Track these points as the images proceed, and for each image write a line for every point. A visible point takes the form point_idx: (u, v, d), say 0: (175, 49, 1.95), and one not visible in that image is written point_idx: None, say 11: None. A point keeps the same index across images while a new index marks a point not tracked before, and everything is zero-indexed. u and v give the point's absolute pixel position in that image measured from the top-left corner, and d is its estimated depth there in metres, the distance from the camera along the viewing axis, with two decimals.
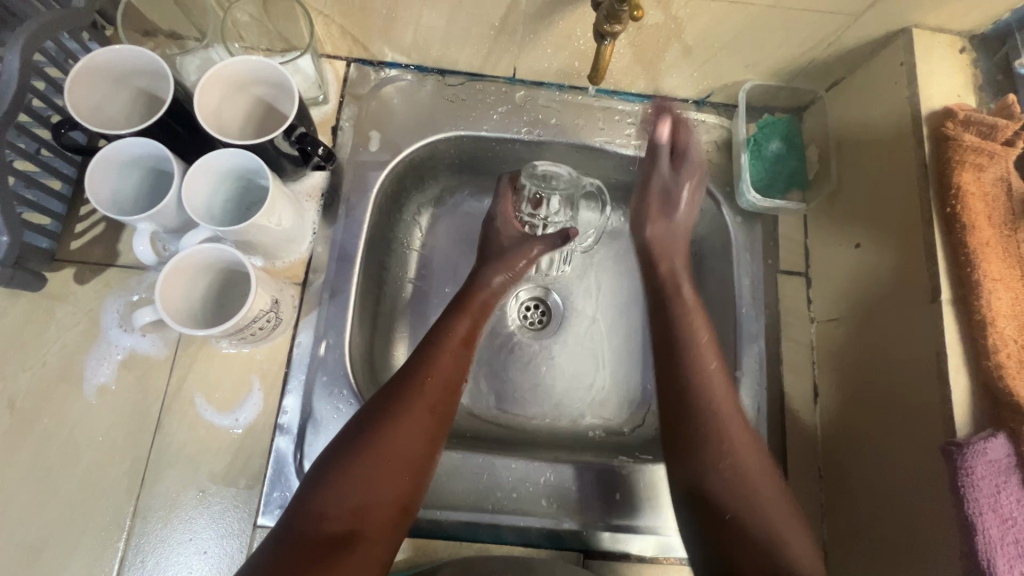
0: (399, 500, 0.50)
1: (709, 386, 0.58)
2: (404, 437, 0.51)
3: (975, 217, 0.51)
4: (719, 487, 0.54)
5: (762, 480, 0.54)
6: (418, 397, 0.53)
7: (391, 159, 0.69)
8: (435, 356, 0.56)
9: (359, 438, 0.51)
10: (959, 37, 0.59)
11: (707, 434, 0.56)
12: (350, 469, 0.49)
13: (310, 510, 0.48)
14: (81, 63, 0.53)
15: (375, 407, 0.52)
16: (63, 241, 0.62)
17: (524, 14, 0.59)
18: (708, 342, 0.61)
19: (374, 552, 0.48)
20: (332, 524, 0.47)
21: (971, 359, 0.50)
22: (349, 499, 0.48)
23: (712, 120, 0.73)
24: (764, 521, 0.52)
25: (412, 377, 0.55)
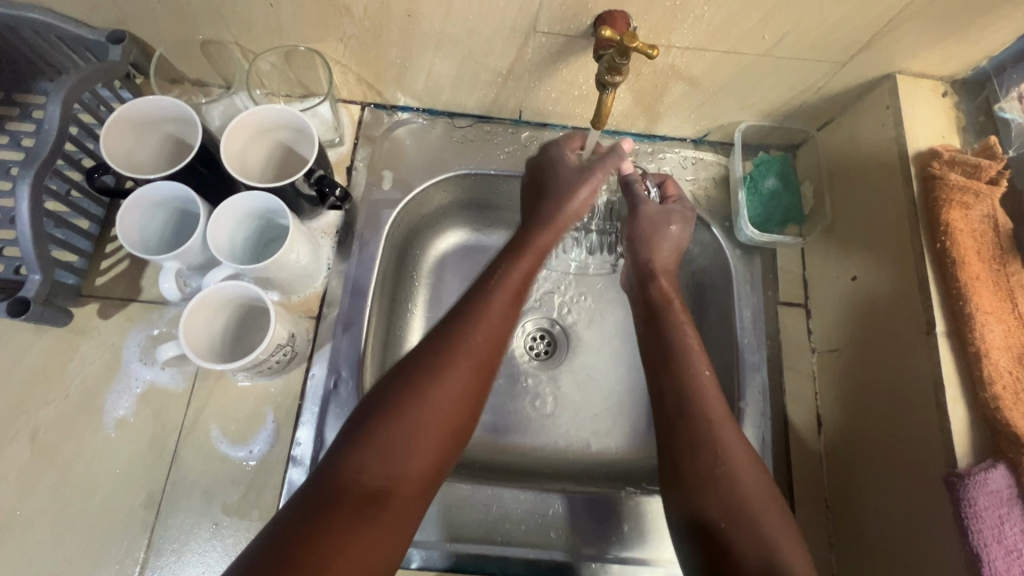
0: (439, 455, 0.49)
1: (704, 408, 0.55)
2: (451, 396, 0.50)
3: (965, 252, 0.53)
4: (705, 487, 0.51)
5: (749, 470, 0.52)
6: (468, 358, 0.52)
7: (403, 197, 0.72)
8: (490, 314, 0.54)
9: (405, 391, 0.49)
10: (942, 82, 0.63)
11: (703, 421, 0.54)
12: (393, 423, 0.47)
13: (349, 463, 0.46)
14: (117, 112, 0.57)
15: (423, 363, 0.51)
16: (89, 278, 0.65)
17: (530, 62, 0.63)
18: (697, 349, 0.60)
19: (406, 512, 0.47)
20: (373, 477, 0.45)
21: (969, 392, 0.51)
22: (391, 452, 0.46)
23: (710, 158, 0.76)
24: (751, 501, 0.50)
25: (465, 327, 0.53)
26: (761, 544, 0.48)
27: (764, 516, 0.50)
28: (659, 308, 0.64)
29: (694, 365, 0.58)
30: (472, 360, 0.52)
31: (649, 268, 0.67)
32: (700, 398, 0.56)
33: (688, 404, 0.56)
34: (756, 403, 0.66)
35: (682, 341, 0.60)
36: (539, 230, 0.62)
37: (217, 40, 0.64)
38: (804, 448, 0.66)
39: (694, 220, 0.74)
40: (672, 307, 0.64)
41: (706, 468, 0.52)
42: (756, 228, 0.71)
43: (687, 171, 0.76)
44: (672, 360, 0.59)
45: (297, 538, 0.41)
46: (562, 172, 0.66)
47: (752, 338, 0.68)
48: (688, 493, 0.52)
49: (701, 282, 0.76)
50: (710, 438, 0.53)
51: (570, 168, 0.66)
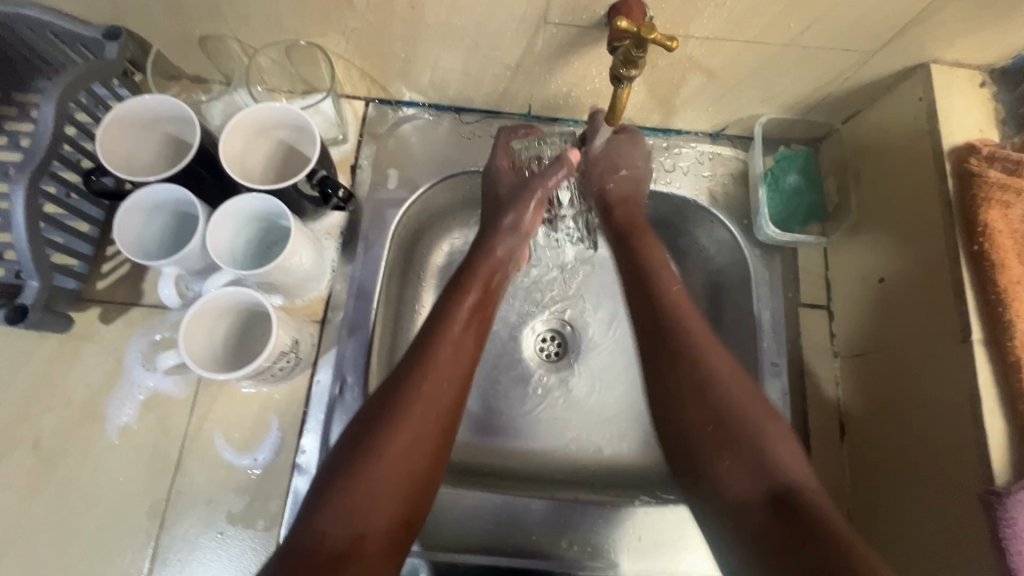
0: (405, 511, 0.47)
1: (679, 322, 0.54)
2: (410, 443, 0.48)
3: (1005, 255, 0.50)
4: (691, 398, 0.50)
5: (733, 378, 0.50)
6: (422, 399, 0.50)
7: (409, 197, 0.69)
8: (438, 351, 0.53)
9: (360, 444, 0.48)
10: (979, 71, 0.59)
11: (679, 334, 0.53)
12: (353, 479, 0.46)
13: (312, 528, 0.44)
14: (114, 112, 0.55)
15: (376, 411, 0.50)
16: (90, 282, 0.63)
17: (540, 55, 0.60)
18: (669, 271, 0.59)
19: (378, 571, 0.44)
20: (335, 542, 0.44)
21: (1007, 404, 0.48)
22: (350, 514, 0.45)
23: (728, 152, 0.73)
24: (744, 412, 0.49)
25: (415, 375, 0.51)
26: (739, 442, 0.47)
27: (759, 426, 0.48)
28: (626, 233, 0.63)
29: (664, 278, 0.58)
30: (426, 411, 0.50)
31: (608, 198, 0.66)
32: (666, 297, 0.56)
33: (663, 321, 0.54)
34: (776, 411, 0.63)
35: (653, 267, 0.59)
36: (487, 260, 0.62)
37: (215, 35, 0.61)
38: (826, 456, 0.63)
39: (711, 218, 0.71)
40: (639, 229, 0.63)
41: (690, 381, 0.50)
42: (776, 227, 0.68)
43: (703, 167, 0.72)
44: (653, 280, 0.57)
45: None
46: (500, 191, 0.66)
47: (773, 341, 0.65)
48: (675, 406, 0.50)
49: (719, 282, 0.73)
50: (679, 336, 0.53)
51: (507, 183, 0.66)
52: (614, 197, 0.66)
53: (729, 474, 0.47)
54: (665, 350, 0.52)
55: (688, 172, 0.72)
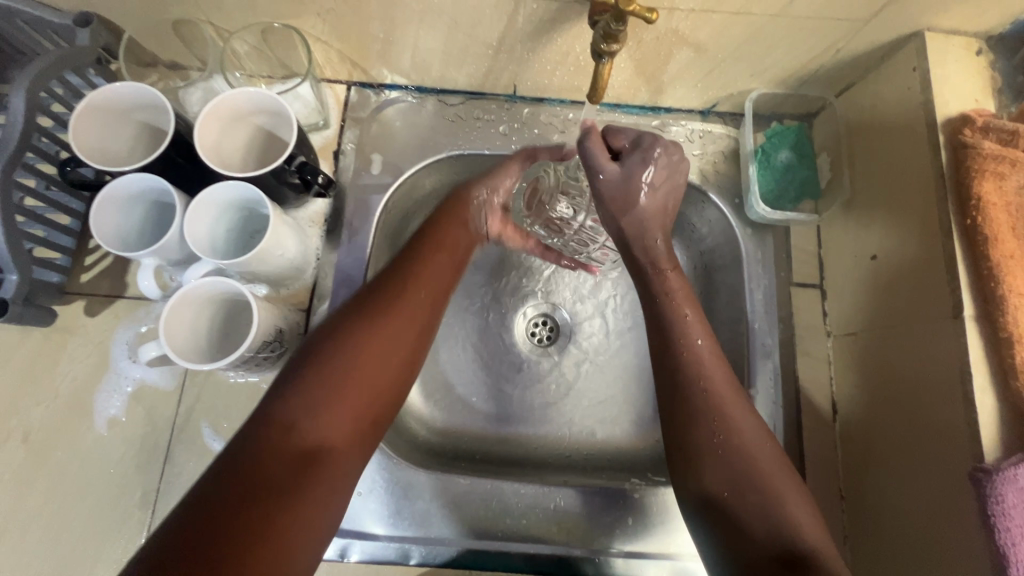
0: (374, 413, 0.47)
1: (717, 397, 0.52)
2: (383, 353, 0.49)
3: (998, 229, 0.49)
4: (712, 463, 0.49)
5: (769, 457, 0.49)
6: (393, 311, 0.51)
7: (394, 182, 0.68)
8: (408, 274, 0.54)
9: (326, 347, 0.47)
10: (976, 38, 0.57)
11: (719, 412, 0.51)
12: (323, 378, 0.45)
13: (277, 418, 0.43)
14: (83, 103, 0.54)
15: (345, 320, 0.49)
16: (73, 275, 0.63)
17: (521, 32, 0.58)
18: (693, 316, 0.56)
19: (343, 471, 0.44)
20: (296, 440, 0.42)
21: (999, 380, 0.48)
22: (319, 413, 0.44)
23: (719, 130, 0.71)
24: (768, 484, 0.48)
25: (387, 290, 0.52)
26: (766, 509, 0.47)
27: (781, 501, 0.47)
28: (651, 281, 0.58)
29: (691, 325, 0.56)
30: (399, 317, 0.51)
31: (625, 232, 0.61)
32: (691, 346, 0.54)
33: (683, 385, 0.53)
34: (767, 391, 0.62)
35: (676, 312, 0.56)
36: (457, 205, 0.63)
37: (188, 19, 0.60)
38: (817, 435, 0.63)
39: (702, 198, 0.69)
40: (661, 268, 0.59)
41: (708, 440, 0.50)
42: (767, 206, 0.67)
43: (694, 146, 0.70)
44: (695, 364, 0.53)
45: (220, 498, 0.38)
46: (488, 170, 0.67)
47: (765, 322, 0.65)
48: (695, 467, 0.50)
49: (710, 263, 0.72)
50: (699, 393, 0.52)
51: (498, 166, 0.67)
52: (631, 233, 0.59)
53: (751, 532, 0.46)
54: (684, 417, 0.52)
55: None
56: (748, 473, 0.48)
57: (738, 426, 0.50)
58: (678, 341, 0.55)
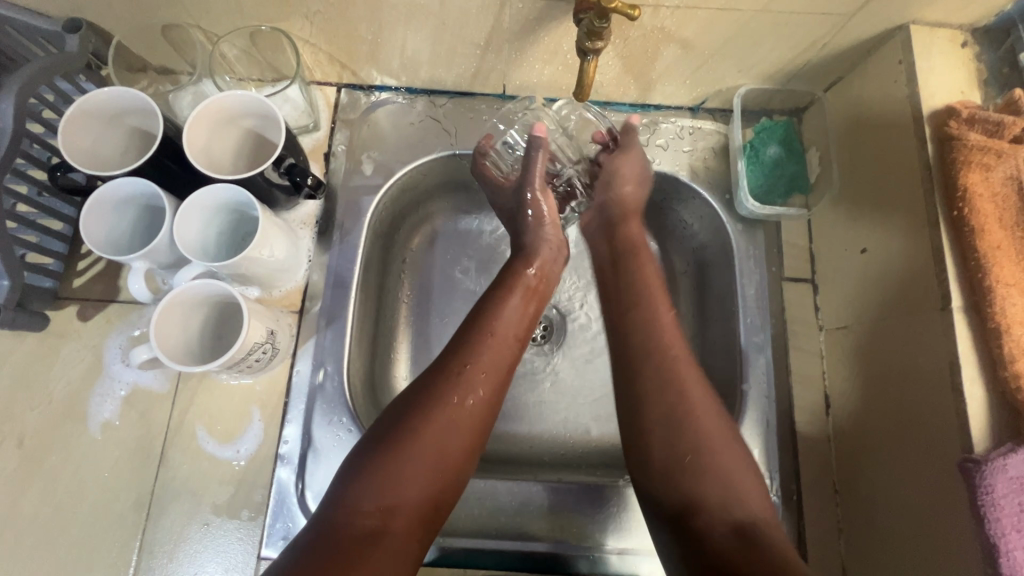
0: (438, 492, 0.48)
1: (667, 355, 0.54)
2: (450, 432, 0.49)
3: (985, 220, 0.49)
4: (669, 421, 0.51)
5: (725, 447, 0.50)
6: (464, 380, 0.51)
7: (385, 183, 0.68)
8: (481, 342, 0.54)
9: (395, 432, 0.48)
10: (961, 31, 0.57)
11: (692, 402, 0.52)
12: (391, 457, 0.47)
13: (345, 504, 0.45)
14: (74, 107, 0.54)
15: (417, 395, 0.51)
16: (66, 280, 0.63)
17: (508, 32, 0.59)
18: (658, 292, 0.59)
19: (407, 549, 0.46)
20: (365, 517, 0.45)
21: (987, 370, 0.48)
22: (387, 498, 0.46)
23: (708, 127, 0.71)
24: (719, 466, 0.49)
25: (458, 360, 0.52)
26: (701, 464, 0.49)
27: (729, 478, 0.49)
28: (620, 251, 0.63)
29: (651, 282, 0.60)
30: (468, 390, 0.51)
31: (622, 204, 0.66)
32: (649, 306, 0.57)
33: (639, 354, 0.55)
34: (760, 386, 0.62)
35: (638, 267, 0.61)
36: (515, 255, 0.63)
37: (176, 23, 0.60)
38: (811, 429, 0.63)
39: (692, 194, 0.70)
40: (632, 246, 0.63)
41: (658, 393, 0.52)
42: (757, 202, 0.67)
43: (684, 142, 0.71)
44: (664, 364, 0.54)
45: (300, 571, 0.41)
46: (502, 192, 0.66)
47: (756, 317, 0.65)
48: (652, 441, 0.51)
49: (702, 259, 0.72)
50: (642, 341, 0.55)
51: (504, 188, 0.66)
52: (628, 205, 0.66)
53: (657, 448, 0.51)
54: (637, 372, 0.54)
55: (667, 148, 0.70)
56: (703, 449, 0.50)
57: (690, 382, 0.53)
58: (648, 334, 0.56)
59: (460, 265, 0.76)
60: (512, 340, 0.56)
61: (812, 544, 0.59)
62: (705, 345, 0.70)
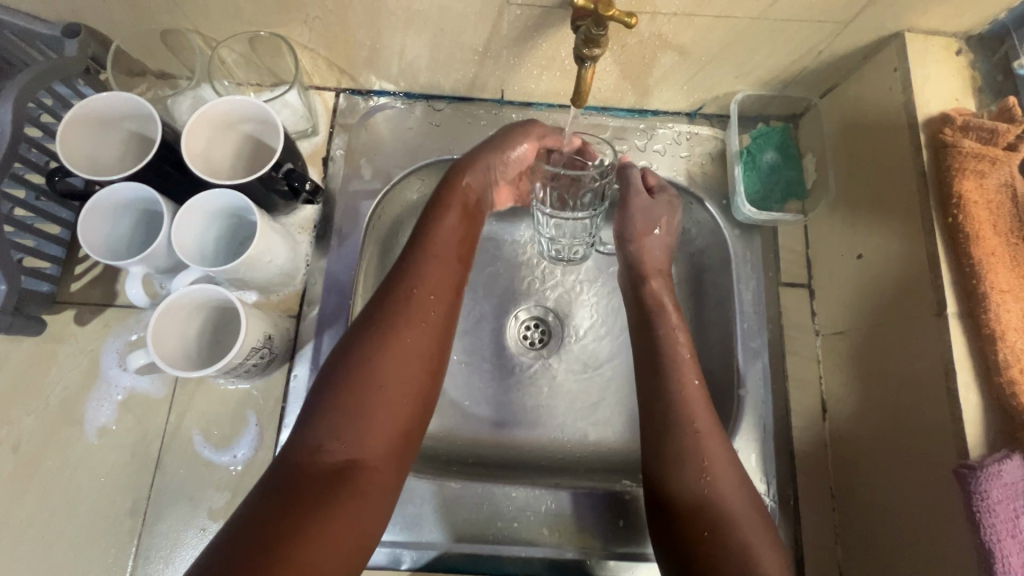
0: (403, 422, 0.49)
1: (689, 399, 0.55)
2: (402, 358, 0.50)
3: (980, 227, 0.50)
4: (691, 465, 0.52)
5: (750, 514, 0.50)
6: (408, 308, 0.52)
7: (383, 187, 0.68)
8: (420, 268, 0.55)
9: (345, 366, 0.49)
10: (956, 38, 0.57)
11: (719, 473, 0.52)
12: (344, 389, 0.48)
13: (305, 444, 0.46)
14: (71, 112, 0.54)
15: (364, 325, 0.52)
16: (64, 284, 0.63)
17: (506, 38, 0.59)
18: (689, 359, 0.58)
19: (381, 479, 0.47)
20: (330, 454, 0.45)
21: (982, 377, 0.48)
22: (350, 434, 0.46)
23: (706, 132, 0.72)
24: (745, 539, 0.48)
25: (401, 290, 0.53)
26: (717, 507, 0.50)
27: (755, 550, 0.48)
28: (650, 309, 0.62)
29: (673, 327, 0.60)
30: (414, 318, 0.52)
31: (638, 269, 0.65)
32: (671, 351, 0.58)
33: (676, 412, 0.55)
34: (757, 391, 0.63)
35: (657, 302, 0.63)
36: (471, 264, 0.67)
37: (175, 28, 0.60)
38: (807, 434, 0.63)
39: (690, 199, 0.70)
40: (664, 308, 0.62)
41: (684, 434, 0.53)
42: (753, 207, 0.67)
43: (681, 148, 0.71)
44: (698, 434, 0.53)
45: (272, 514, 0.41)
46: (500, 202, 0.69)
47: (754, 322, 0.65)
48: (675, 486, 0.51)
49: (699, 264, 0.72)
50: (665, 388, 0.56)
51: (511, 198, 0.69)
52: (646, 263, 0.65)
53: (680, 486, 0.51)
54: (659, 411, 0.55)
55: (664, 154, 0.71)
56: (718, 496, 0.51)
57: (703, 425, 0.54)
58: (678, 402, 0.55)
59: None
60: (453, 268, 0.57)
61: (809, 549, 0.59)
62: (702, 350, 0.70)
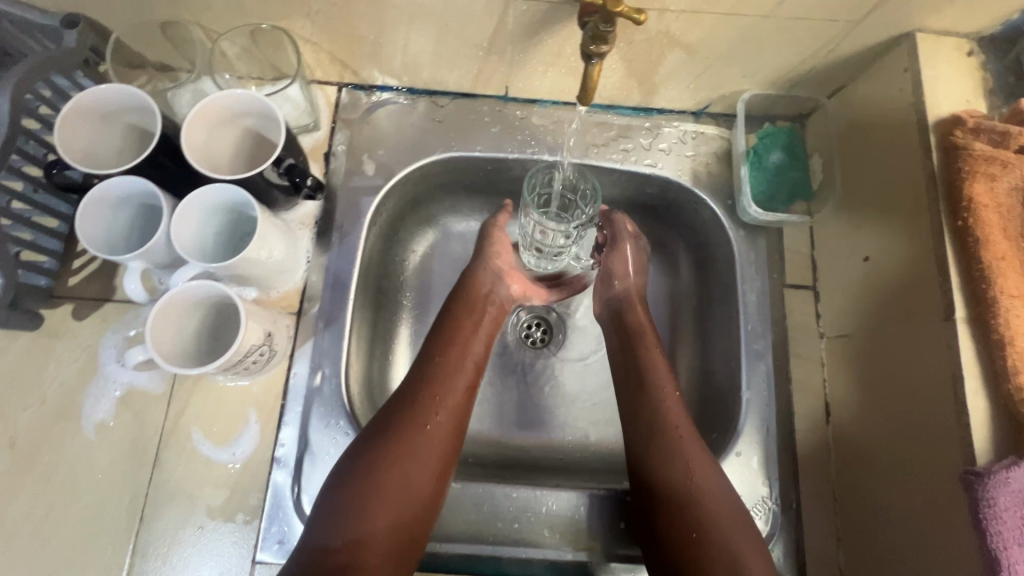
0: (405, 518, 0.50)
1: (657, 396, 0.59)
2: (411, 467, 0.52)
3: (990, 231, 0.49)
4: (658, 460, 0.55)
5: (737, 524, 0.51)
6: (417, 411, 0.54)
7: (385, 184, 0.68)
8: (435, 393, 0.56)
9: (358, 468, 0.51)
10: (967, 39, 0.57)
11: (705, 483, 0.53)
12: (354, 491, 0.49)
13: (315, 544, 0.47)
14: (70, 103, 0.53)
15: (376, 432, 0.53)
16: (61, 278, 0.62)
17: (511, 34, 0.58)
18: (664, 377, 0.61)
19: None
20: (335, 553, 0.46)
21: (990, 382, 0.48)
22: (355, 532, 0.48)
23: (712, 131, 0.71)
24: (736, 548, 0.49)
25: (417, 394, 0.56)
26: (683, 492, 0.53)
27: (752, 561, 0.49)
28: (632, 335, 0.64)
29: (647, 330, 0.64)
30: (426, 422, 0.54)
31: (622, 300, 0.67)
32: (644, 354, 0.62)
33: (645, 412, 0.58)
34: (760, 394, 0.62)
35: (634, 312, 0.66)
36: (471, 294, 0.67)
37: (176, 20, 0.59)
38: (810, 437, 0.63)
39: (694, 199, 0.69)
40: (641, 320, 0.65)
41: (651, 429, 0.57)
42: (759, 208, 0.67)
43: (686, 147, 0.70)
44: (677, 451, 0.55)
45: None
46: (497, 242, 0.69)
47: (757, 325, 0.64)
48: (645, 473, 0.55)
49: (703, 265, 0.72)
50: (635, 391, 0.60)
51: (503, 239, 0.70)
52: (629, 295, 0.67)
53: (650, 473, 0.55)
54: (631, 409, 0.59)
55: (669, 153, 0.70)
56: (682, 483, 0.53)
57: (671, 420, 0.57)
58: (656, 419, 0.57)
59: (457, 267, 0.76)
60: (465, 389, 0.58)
61: (810, 553, 0.59)
62: (705, 351, 0.70)
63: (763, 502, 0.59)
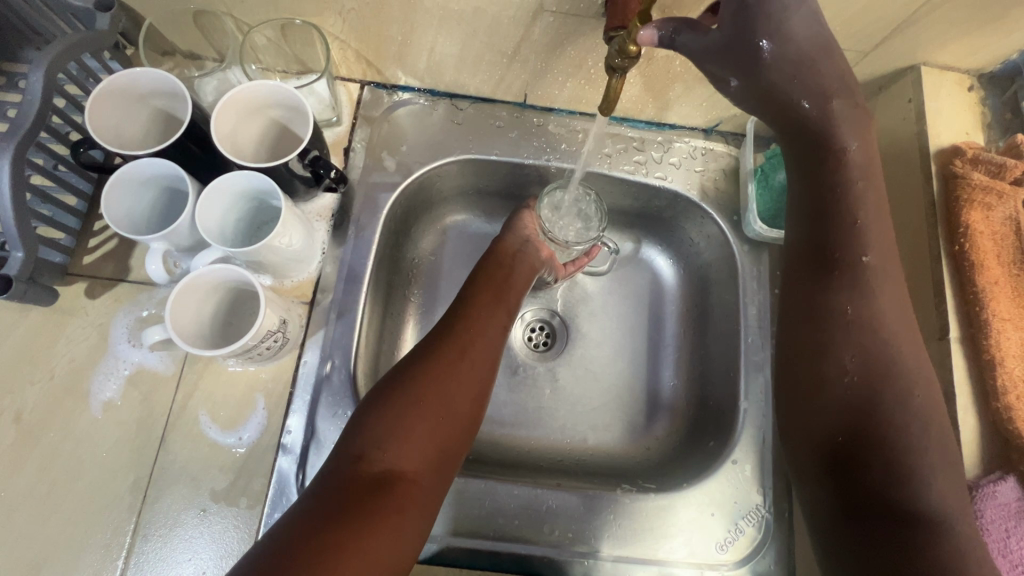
0: (443, 439, 0.51)
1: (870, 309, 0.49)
2: (451, 390, 0.53)
3: (985, 256, 0.52)
4: (844, 398, 0.48)
5: (918, 405, 0.46)
6: (457, 341, 0.56)
7: (402, 181, 0.69)
8: (469, 324, 0.59)
9: (394, 383, 0.52)
10: (968, 75, 0.60)
11: (889, 366, 0.47)
12: (392, 406, 0.50)
13: (351, 454, 0.48)
14: (103, 85, 0.54)
15: (416, 356, 0.55)
16: (77, 256, 0.63)
17: (538, 43, 0.60)
18: (870, 223, 0.50)
19: (421, 497, 0.47)
20: (373, 465, 0.47)
21: (981, 401, 0.50)
22: (396, 448, 0.48)
23: (721, 149, 0.74)
24: (906, 428, 0.45)
25: (457, 327, 0.58)
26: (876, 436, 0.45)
27: (921, 457, 0.44)
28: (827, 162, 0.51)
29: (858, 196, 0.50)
30: (461, 347, 0.56)
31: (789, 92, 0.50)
32: (853, 240, 0.50)
33: (850, 326, 0.49)
34: (757, 405, 0.66)
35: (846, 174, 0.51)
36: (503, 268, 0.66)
37: (209, 10, 0.60)
38: None
39: (702, 213, 0.72)
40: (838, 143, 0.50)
41: (853, 356, 0.48)
42: (764, 224, 0.69)
43: (696, 162, 0.73)
44: (861, 318, 0.49)
45: (318, 515, 0.43)
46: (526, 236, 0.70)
47: (756, 337, 0.68)
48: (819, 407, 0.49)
49: (707, 278, 0.75)
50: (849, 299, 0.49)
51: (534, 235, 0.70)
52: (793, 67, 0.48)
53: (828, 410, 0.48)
54: (825, 333, 0.50)
55: (679, 167, 0.72)
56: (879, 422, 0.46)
57: (890, 341, 0.48)
58: (850, 271, 0.50)
59: (466, 265, 0.77)
60: (500, 325, 0.61)
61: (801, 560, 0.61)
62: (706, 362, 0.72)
63: (755, 511, 0.62)
